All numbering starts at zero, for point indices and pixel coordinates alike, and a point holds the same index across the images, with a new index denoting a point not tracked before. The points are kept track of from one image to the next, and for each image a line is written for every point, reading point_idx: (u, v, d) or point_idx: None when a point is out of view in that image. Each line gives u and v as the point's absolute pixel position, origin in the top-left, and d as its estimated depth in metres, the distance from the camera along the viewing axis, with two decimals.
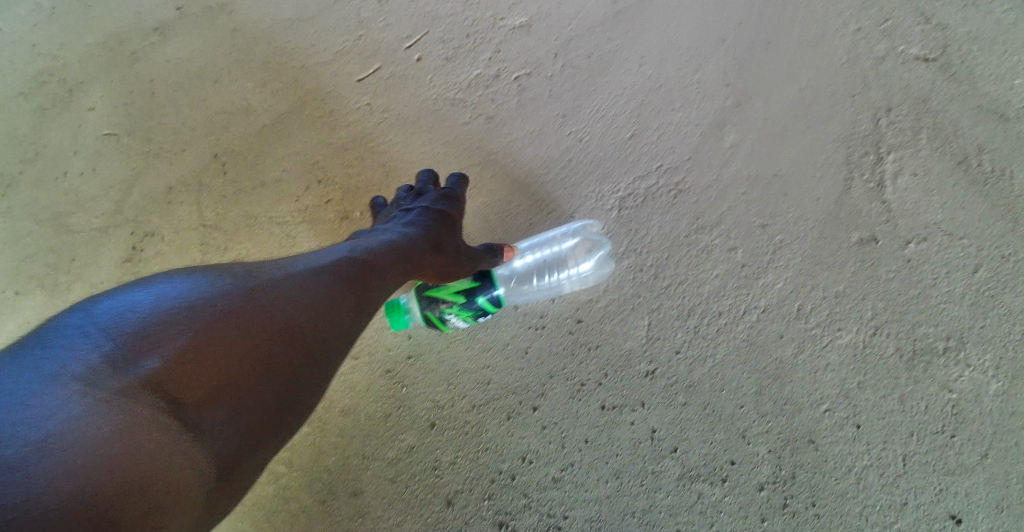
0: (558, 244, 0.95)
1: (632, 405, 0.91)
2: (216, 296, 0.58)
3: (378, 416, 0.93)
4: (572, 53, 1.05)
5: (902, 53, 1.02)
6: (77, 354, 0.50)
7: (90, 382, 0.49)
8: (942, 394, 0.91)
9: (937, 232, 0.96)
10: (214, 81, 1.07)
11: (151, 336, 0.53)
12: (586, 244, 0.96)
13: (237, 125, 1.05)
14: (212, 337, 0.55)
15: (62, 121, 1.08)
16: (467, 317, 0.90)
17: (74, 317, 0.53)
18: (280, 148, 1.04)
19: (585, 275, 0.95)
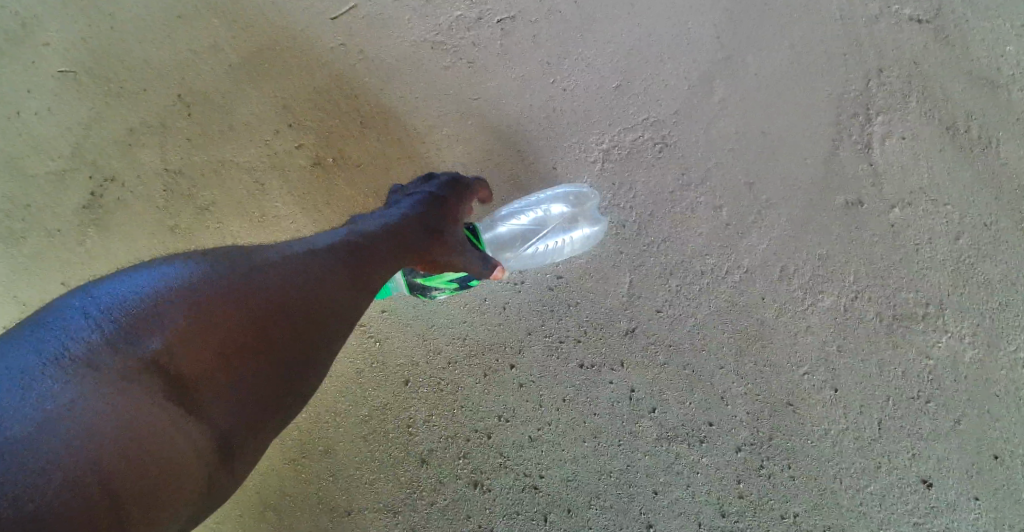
0: (550, 209, 0.91)
1: (611, 365, 0.89)
2: (215, 279, 0.53)
3: (351, 372, 0.90)
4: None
5: (899, 11, 0.99)
6: (75, 334, 0.46)
7: (89, 365, 0.45)
8: (919, 360, 0.91)
9: (922, 197, 0.95)
10: (175, 14, 1.00)
11: (151, 319, 0.49)
12: (580, 213, 0.92)
13: (202, 63, 0.99)
14: (214, 325, 0.51)
15: (12, 55, 1.00)
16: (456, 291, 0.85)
17: (73, 298, 0.49)
18: (247, 89, 0.98)
19: (575, 243, 0.92)
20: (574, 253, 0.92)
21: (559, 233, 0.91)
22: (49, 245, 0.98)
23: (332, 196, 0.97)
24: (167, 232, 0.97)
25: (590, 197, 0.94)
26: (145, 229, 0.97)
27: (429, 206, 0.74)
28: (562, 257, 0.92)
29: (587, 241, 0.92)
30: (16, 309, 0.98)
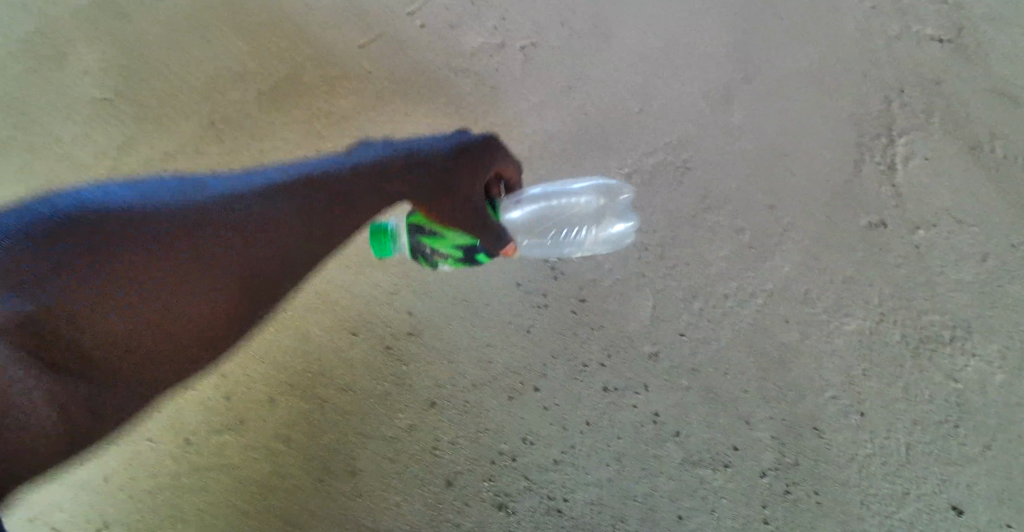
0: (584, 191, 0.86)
1: (635, 388, 0.90)
2: (177, 193, 0.59)
3: (378, 393, 0.92)
4: (578, 22, 1.04)
5: (920, 30, 1.05)
6: (37, 217, 0.56)
7: (31, 240, 0.54)
8: (946, 384, 0.90)
9: (946, 218, 0.96)
10: (207, 41, 1.04)
11: (99, 214, 0.56)
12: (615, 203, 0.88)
13: (234, 89, 1.02)
14: (148, 233, 0.55)
15: (49, 81, 1.04)
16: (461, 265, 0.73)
17: (69, 194, 0.60)
18: (277, 115, 1.01)
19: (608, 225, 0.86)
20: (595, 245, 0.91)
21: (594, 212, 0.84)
22: None
23: None
24: None
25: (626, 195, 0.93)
26: None
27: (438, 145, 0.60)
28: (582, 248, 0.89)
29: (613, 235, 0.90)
30: None
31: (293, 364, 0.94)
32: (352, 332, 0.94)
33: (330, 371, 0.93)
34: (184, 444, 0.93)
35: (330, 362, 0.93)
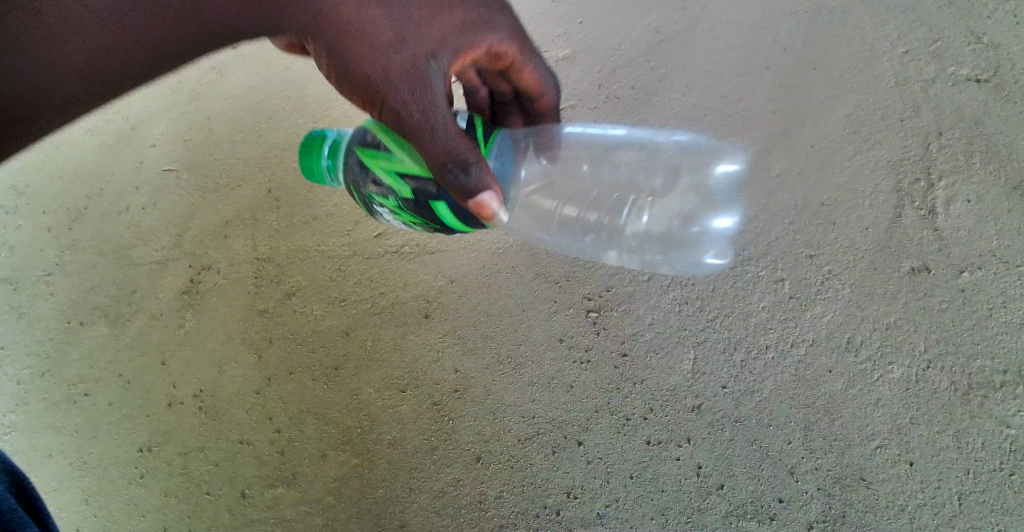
0: (668, 155, 0.93)
1: (678, 441, 0.91)
2: None
3: (425, 449, 0.95)
4: (616, 85, 1.13)
5: (956, 72, 1.04)
6: None
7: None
8: (999, 430, 0.87)
9: (992, 260, 0.94)
10: (270, 117, 1.19)
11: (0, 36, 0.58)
12: (715, 175, 0.92)
13: (291, 159, 1.14)
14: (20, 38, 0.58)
15: (127, 156, 1.24)
16: (397, 206, 0.69)
17: None
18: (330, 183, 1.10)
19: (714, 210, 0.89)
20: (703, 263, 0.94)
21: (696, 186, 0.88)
22: (151, 325, 1.10)
23: (404, 277, 1.04)
24: (257, 316, 1.06)
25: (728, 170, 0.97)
26: (235, 313, 1.07)
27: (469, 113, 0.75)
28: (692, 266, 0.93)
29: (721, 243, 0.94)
30: (119, 386, 1.07)
31: (345, 419, 0.98)
32: (400, 388, 0.98)
33: (379, 428, 0.97)
34: (240, 496, 0.98)
35: (380, 417, 0.97)
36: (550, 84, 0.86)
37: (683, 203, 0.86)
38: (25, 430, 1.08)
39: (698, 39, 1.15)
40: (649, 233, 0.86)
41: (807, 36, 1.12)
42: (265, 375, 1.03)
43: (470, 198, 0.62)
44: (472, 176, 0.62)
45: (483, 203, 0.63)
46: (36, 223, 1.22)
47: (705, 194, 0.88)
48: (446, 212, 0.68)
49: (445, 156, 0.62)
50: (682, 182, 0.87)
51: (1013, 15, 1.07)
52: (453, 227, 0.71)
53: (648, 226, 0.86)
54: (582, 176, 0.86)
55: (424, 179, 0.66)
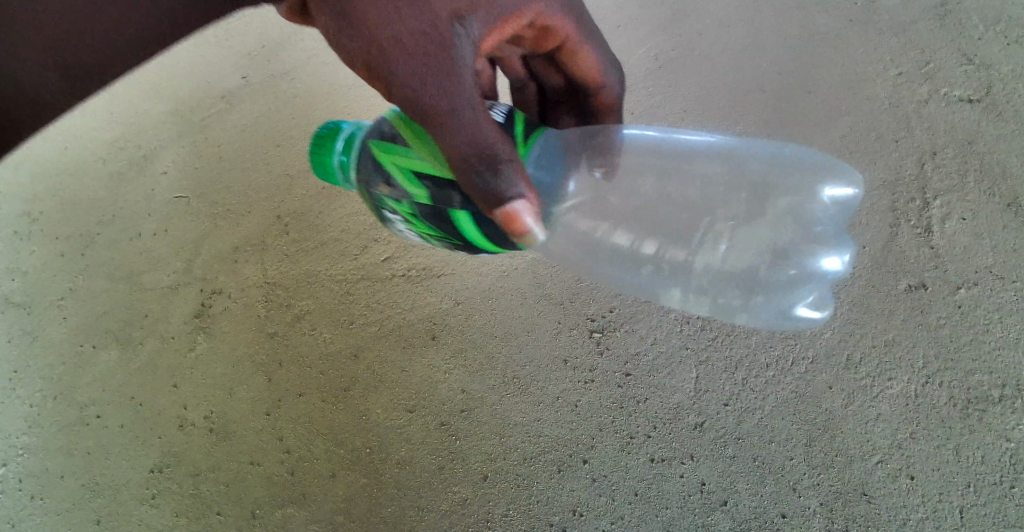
0: (758, 165, 0.78)
1: (681, 458, 0.92)
2: None
3: (433, 468, 0.96)
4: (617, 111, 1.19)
5: (949, 93, 1.12)
6: None
7: None
8: (999, 443, 0.89)
9: (988, 275, 0.98)
10: (277, 145, 1.26)
11: None
12: (822, 201, 0.80)
13: (301, 187, 1.20)
14: None
15: (139, 183, 1.29)
16: (412, 208, 0.70)
17: None
18: (341, 208, 1.15)
19: (816, 246, 0.76)
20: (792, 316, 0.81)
21: (793, 216, 0.77)
22: (163, 349, 1.12)
23: (410, 299, 1.07)
24: (266, 339, 1.09)
25: (844, 192, 0.85)
26: (245, 337, 1.10)
27: (508, 109, 0.73)
28: (783, 318, 0.81)
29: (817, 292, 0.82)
30: (131, 409, 1.09)
31: (355, 439, 1.00)
32: (408, 409, 1.00)
33: (388, 447, 0.98)
34: (251, 516, 0.99)
35: (390, 438, 0.99)
36: (614, 78, 0.81)
37: (773, 237, 0.75)
38: (37, 452, 1.08)
39: (693, 66, 1.22)
40: (727, 272, 0.75)
41: (796, 62, 1.20)
42: (276, 398, 1.04)
43: (500, 207, 0.58)
44: (504, 178, 0.58)
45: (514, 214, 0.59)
46: (49, 249, 1.25)
47: (801, 226, 0.76)
48: (465, 219, 0.67)
49: (472, 150, 0.58)
50: (775, 209, 0.76)
51: (1004, 36, 1.16)
52: (471, 238, 0.70)
53: (726, 263, 0.75)
54: (651, 194, 0.77)
55: (443, 186, 0.66)
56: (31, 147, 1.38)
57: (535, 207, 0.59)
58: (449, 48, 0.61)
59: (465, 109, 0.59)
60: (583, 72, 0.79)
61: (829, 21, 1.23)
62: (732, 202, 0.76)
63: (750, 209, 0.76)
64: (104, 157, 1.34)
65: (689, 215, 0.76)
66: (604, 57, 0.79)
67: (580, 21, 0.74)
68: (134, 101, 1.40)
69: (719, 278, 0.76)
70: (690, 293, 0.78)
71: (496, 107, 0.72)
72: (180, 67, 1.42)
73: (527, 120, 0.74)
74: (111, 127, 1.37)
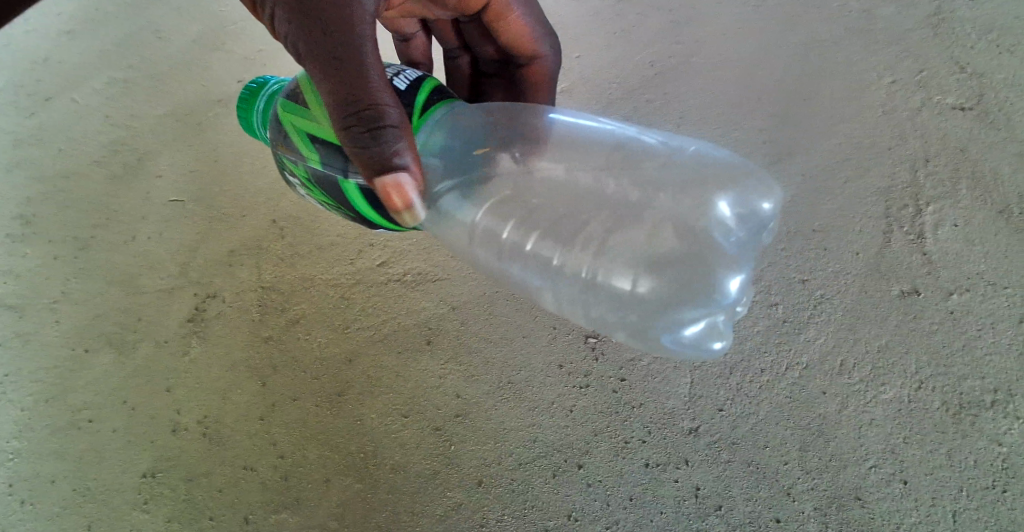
0: (663, 168, 0.70)
1: (676, 463, 0.92)
2: None
3: (427, 473, 0.95)
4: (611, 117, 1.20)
5: (941, 101, 1.14)
6: None
7: None
8: (992, 448, 0.89)
9: (980, 282, 0.99)
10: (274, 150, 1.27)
11: None
12: (723, 216, 0.69)
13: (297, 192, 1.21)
14: None
15: (135, 186, 1.29)
16: (305, 173, 0.74)
17: None
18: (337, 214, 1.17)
19: (700, 266, 0.66)
20: (685, 348, 0.70)
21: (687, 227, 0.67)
22: (156, 352, 1.11)
23: (406, 303, 1.08)
24: (261, 342, 1.08)
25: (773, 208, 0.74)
26: (240, 341, 1.09)
27: (413, 78, 0.73)
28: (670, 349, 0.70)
29: (718, 324, 0.70)
30: (124, 412, 1.08)
31: (349, 443, 0.99)
32: (404, 414, 1.00)
33: (382, 453, 0.98)
34: (244, 522, 0.97)
35: (383, 443, 0.98)
36: (547, 48, 0.88)
37: (648, 249, 0.66)
38: (28, 456, 1.07)
39: (688, 72, 1.23)
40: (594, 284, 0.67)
41: (788, 71, 1.21)
42: (269, 402, 1.04)
43: (379, 173, 0.62)
44: (389, 144, 0.61)
45: (392, 183, 0.62)
46: (44, 252, 1.24)
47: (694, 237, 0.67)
48: (348, 190, 0.71)
49: (361, 106, 0.62)
50: (656, 220, 0.68)
51: (996, 45, 1.19)
52: (359, 211, 0.74)
53: (593, 275, 0.67)
54: (534, 192, 0.72)
55: (328, 154, 0.69)
56: (27, 149, 1.38)
57: (416, 181, 0.64)
58: (358, 15, 0.66)
59: (368, 73, 0.63)
60: (513, 38, 0.85)
61: (823, 32, 1.25)
62: (612, 209, 0.69)
63: (626, 219, 0.68)
64: (100, 160, 1.34)
65: (566, 218, 0.70)
66: (534, 22, 0.85)
67: None
68: (131, 105, 1.41)
69: (586, 289, 0.68)
70: (566, 303, 0.70)
71: (402, 75, 0.73)
72: (180, 73, 1.44)
73: (436, 90, 0.75)
74: (108, 130, 1.38)
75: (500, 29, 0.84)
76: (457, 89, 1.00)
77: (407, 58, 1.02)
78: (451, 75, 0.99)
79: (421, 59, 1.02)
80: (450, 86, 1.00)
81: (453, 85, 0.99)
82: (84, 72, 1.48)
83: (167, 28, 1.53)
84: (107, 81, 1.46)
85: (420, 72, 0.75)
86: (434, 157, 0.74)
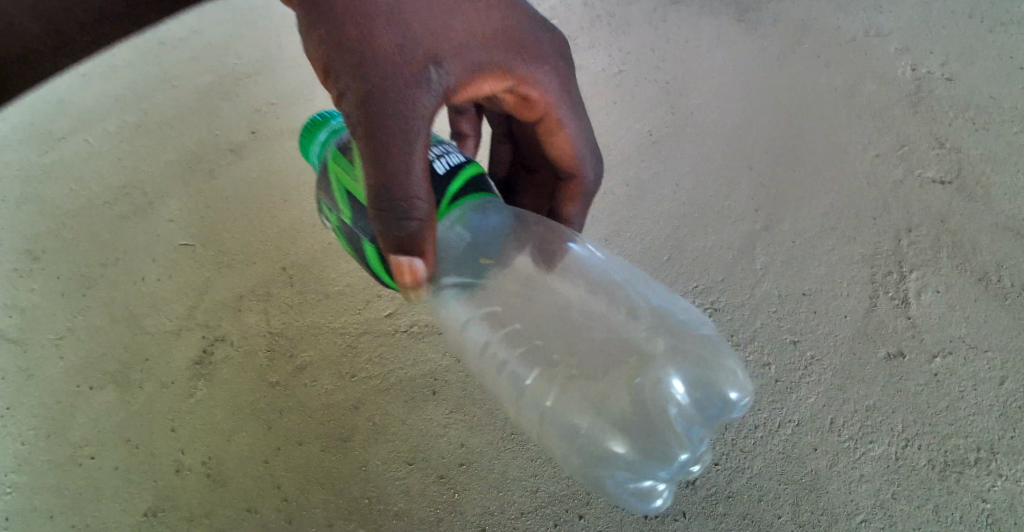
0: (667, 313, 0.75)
1: (674, 515, 0.94)
2: None
3: (432, 521, 0.96)
4: (612, 179, 1.25)
5: (923, 173, 1.21)
6: None
7: None
8: (976, 504, 0.93)
9: (962, 345, 1.04)
10: (284, 199, 1.32)
11: None
12: (679, 395, 0.70)
13: (306, 240, 1.25)
14: None
15: (143, 227, 1.32)
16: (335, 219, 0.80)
17: None
18: (344, 264, 1.21)
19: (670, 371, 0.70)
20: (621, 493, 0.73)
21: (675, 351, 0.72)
22: (160, 393, 1.12)
23: (411, 352, 1.11)
24: (267, 388, 1.10)
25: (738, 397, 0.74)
26: (247, 384, 1.11)
27: (454, 164, 0.74)
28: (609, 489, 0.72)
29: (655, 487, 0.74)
30: (125, 451, 1.08)
31: (353, 489, 1.00)
32: (409, 461, 1.01)
33: (387, 499, 0.99)
34: None
35: (388, 489, 0.99)
36: (591, 172, 0.88)
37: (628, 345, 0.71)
38: (25, 493, 1.06)
39: (685, 138, 1.30)
40: (574, 374, 0.69)
41: (777, 140, 1.29)
42: (274, 446, 1.05)
43: (397, 254, 0.67)
44: (412, 233, 0.66)
45: (406, 265, 0.68)
46: (48, 288, 1.26)
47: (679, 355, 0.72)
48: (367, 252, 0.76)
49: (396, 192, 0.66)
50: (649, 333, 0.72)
51: (971, 122, 1.27)
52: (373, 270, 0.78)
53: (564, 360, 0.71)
54: (536, 301, 0.76)
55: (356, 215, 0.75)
56: (36, 187, 1.41)
57: (428, 266, 0.69)
58: (415, 96, 0.70)
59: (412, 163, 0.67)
60: (559, 152, 0.85)
61: (809, 105, 1.33)
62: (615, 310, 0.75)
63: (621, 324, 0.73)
64: (109, 200, 1.37)
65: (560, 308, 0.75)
66: (584, 145, 0.85)
67: (565, 106, 0.81)
68: (143, 147, 1.44)
69: (558, 379, 0.70)
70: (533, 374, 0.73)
71: (444, 160, 0.74)
72: (191, 118, 1.48)
73: (474, 180, 0.75)
74: (119, 171, 1.41)
75: (548, 143, 0.84)
76: (495, 170, 1.04)
77: (455, 128, 1.07)
78: (494, 156, 1.03)
79: (469, 132, 1.07)
80: (491, 166, 1.04)
81: (493, 165, 1.04)
82: (95, 114, 1.52)
83: (179, 75, 1.58)
84: (118, 123, 1.50)
85: (463, 158, 0.76)
86: (459, 236, 0.77)
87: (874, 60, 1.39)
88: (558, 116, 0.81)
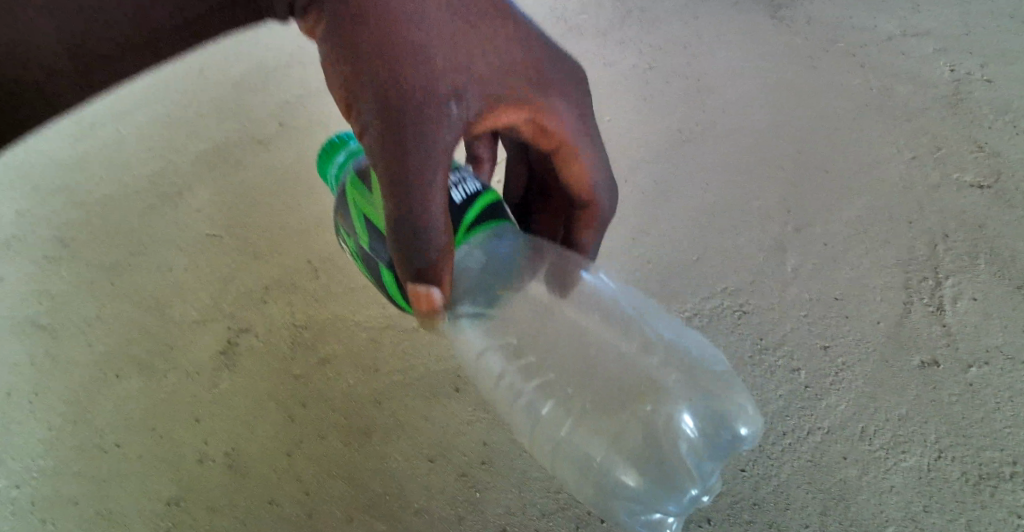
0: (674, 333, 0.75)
1: (698, 521, 0.92)
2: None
3: (452, 519, 0.95)
4: (639, 180, 1.24)
5: (961, 178, 1.18)
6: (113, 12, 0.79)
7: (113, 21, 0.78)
8: (1010, 520, 0.89)
9: (999, 354, 1.01)
10: (310, 193, 1.32)
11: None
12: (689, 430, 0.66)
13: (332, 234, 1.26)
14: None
15: (171, 218, 1.33)
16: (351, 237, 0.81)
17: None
18: None
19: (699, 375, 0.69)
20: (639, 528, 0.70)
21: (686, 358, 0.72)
22: (184, 383, 1.13)
23: (434, 347, 1.10)
24: (290, 380, 1.10)
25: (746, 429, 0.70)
26: (271, 376, 1.11)
27: (470, 192, 0.75)
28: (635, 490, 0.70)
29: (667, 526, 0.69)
30: (148, 438, 1.09)
31: (373, 484, 0.99)
32: (430, 458, 1.01)
33: (407, 496, 0.98)
34: None
35: (408, 485, 0.99)
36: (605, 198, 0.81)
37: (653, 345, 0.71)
38: (49, 478, 1.07)
39: (714, 138, 1.29)
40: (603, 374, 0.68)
41: (810, 140, 1.26)
42: (296, 439, 1.05)
43: (414, 287, 0.66)
44: (429, 269, 0.65)
45: (423, 299, 0.67)
46: (78, 276, 1.28)
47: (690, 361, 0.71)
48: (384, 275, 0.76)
49: (412, 235, 0.64)
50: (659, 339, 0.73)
51: (1012, 126, 1.24)
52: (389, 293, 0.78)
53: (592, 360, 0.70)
54: (566, 295, 0.75)
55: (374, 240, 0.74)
56: (69, 176, 1.43)
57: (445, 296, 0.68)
58: (436, 130, 0.65)
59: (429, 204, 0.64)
60: (572, 180, 0.79)
61: (843, 106, 1.30)
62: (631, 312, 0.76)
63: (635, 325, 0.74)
64: (139, 190, 1.38)
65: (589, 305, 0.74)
66: (599, 171, 0.79)
67: (581, 134, 0.75)
68: (172, 138, 1.46)
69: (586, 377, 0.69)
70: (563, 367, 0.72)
71: (460, 187, 0.75)
72: (220, 110, 1.49)
73: (489, 208, 0.76)
74: (149, 162, 1.43)
75: (563, 171, 0.78)
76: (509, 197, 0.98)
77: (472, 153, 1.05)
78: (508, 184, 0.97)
79: (485, 157, 1.05)
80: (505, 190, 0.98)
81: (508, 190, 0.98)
82: (127, 106, 1.55)
83: (209, 68, 1.60)
84: (149, 115, 1.51)
85: (479, 186, 0.76)
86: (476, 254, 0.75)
87: (911, 62, 1.35)
88: (575, 145, 0.75)
